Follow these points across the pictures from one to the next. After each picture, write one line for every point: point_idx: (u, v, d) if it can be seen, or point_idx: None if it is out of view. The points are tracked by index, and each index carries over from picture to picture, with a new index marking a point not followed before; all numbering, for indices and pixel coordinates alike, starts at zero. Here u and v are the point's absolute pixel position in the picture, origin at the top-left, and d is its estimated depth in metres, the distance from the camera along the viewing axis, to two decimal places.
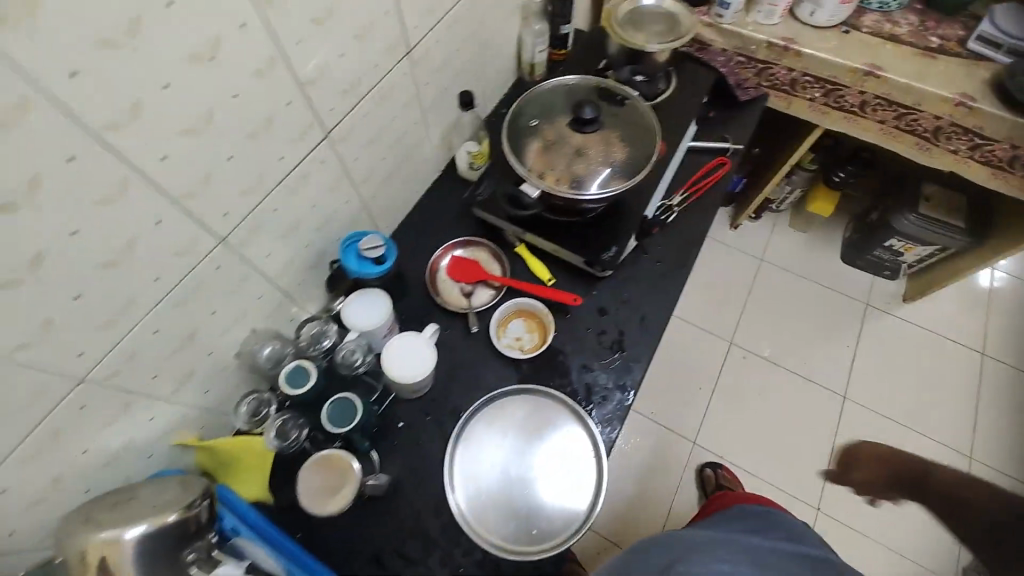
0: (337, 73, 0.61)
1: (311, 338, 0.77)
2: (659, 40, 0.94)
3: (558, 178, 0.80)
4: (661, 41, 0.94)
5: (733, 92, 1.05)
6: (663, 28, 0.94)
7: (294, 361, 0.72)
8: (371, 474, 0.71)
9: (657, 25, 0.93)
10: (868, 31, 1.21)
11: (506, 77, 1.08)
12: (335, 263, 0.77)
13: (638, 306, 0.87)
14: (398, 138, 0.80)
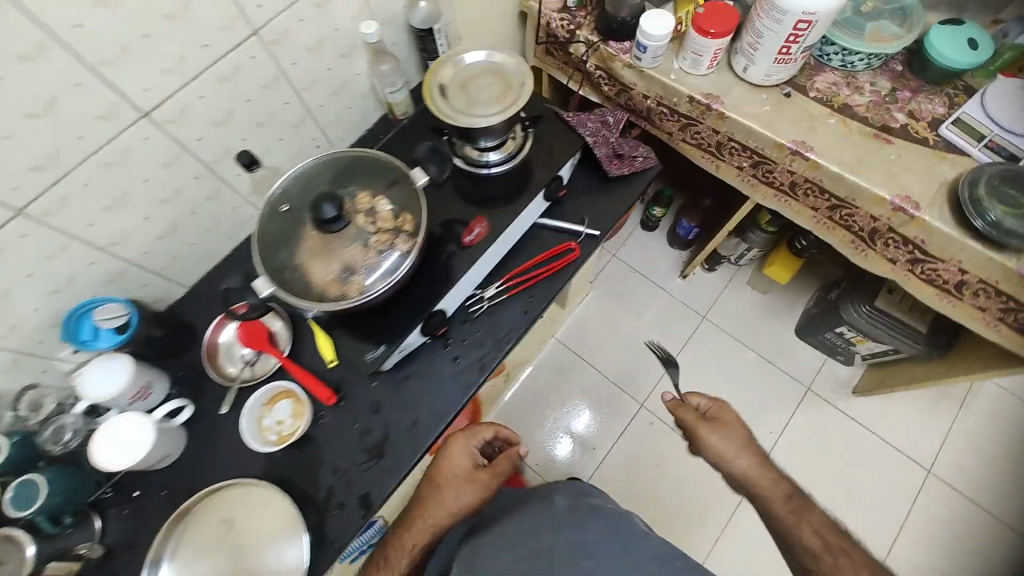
0: (12, 155, 0.57)
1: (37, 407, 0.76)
2: (492, 104, 0.76)
3: (326, 275, 0.72)
4: (495, 104, 0.76)
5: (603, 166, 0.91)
6: (498, 90, 0.77)
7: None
8: (84, 543, 0.73)
9: (489, 87, 0.77)
10: (818, 97, 1.00)
11: (363, 115, 0.98)
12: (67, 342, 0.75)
13: (415, 407, 0.81)
14: (169, 197, 0.76)
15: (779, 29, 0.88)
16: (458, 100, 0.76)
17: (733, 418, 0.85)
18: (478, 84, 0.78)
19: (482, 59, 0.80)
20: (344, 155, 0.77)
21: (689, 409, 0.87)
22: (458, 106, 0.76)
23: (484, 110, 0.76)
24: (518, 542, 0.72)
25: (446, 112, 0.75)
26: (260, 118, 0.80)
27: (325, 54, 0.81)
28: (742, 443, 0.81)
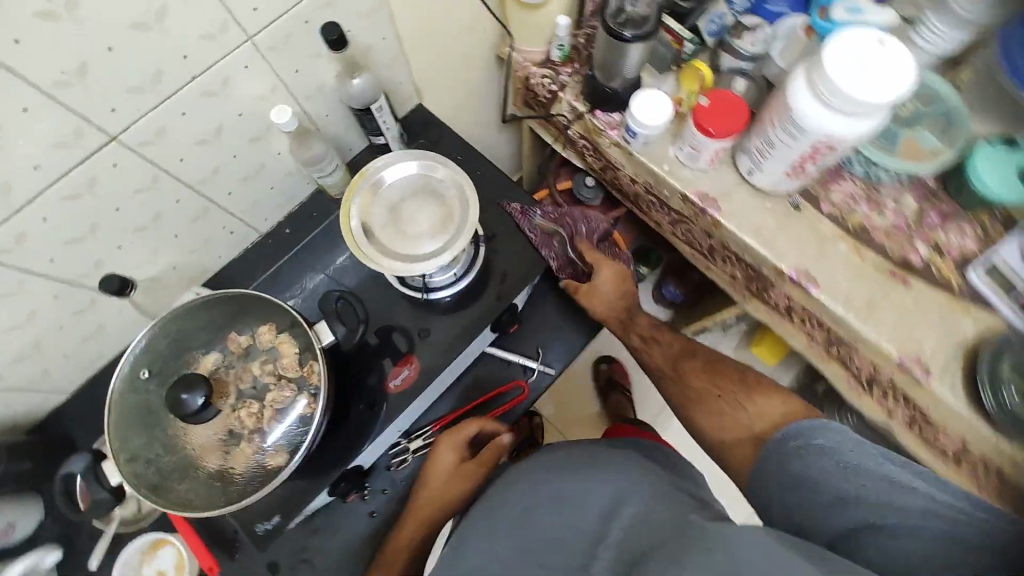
0: None
1: None
2: (430, 233, 0.62)
3: (216, 449, 0.58)
4: (433, 232, 0.62)
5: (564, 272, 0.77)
6: (436, 215, 0.63)
7: None
8: None
9: (424, 215, 0.63)
10: (832, 213, 0.84)
11: (292, 193, 0.81)
12: None
13: (320, 567, 0.71)
14: (21, 321, 0.60)
15: (795, 143, 0.72)
16: (388, 233, 0.62)
17: (612, 281, 0.76)
18: (411, 210, 0.63)
19: (411, 174, 0.65)
20: (218, 298, 0.60)
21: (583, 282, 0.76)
22: (389, 242, 0.62)
23: (424, 245, 0.62)
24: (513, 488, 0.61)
25: (373, 252, 0.60)
26: (142, 222, 0.64)
27: (227, 143, 0.65)
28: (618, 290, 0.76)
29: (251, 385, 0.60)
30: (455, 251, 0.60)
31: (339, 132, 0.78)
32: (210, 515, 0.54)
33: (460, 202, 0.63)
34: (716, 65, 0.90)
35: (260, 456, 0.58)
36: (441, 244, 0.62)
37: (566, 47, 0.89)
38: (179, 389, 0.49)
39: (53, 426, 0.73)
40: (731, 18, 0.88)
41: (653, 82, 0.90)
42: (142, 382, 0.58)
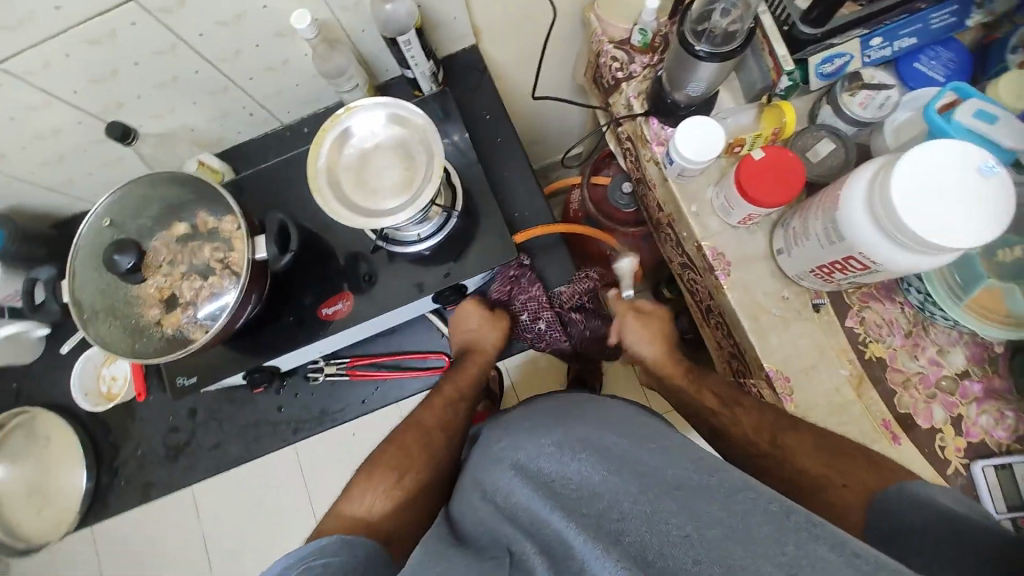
0: None
1: None
2: (389, 192, 0.62)
3: (150, 307, 0.64)
4: (393, 191, 0.62)
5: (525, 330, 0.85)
6: (400, 176, 0.62)
7: None
8: None
9: (389, 173, 0.62)
10: (854, 330, 0.73)
11: (320, 94, 0.82)
12: None
13: (226, 429, 0.80)
14: (49, 134, 0.69)
15: (827, 246, 0.61)
16: (350, 178, 0.62)
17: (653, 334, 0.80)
18: (378, 160, 0.63)
19: (387, 124, 0.64)
20: (182, 174, 0.64)
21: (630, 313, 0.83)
22: (349, 187, 0.62)
23: (381, 199, 0.61)
24: (545, 441, 0.59)
25: (328, 193, 0.61)
26: (161, 81, 0.67)
27: (249, 32, 0.65)
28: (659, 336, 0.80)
29: (198, 263, 0.65)
30: (405, 214, 0.59)
31: (373, 50, 0.76)
32: (130, 359, 0.62)
33: (427, 165, 0.61)
34: (813, 116, 0.75)
35: (185, 326, 0.64)
36: (397, 204, 0.61)
37: (649, 34, 0.78)
38: (113, 250, 0.55)
39: (77, 225, 0.86)
40: (856, 66, 0.71)
41: (730, 108, 0.78)
42: (101, 230, 0.64)
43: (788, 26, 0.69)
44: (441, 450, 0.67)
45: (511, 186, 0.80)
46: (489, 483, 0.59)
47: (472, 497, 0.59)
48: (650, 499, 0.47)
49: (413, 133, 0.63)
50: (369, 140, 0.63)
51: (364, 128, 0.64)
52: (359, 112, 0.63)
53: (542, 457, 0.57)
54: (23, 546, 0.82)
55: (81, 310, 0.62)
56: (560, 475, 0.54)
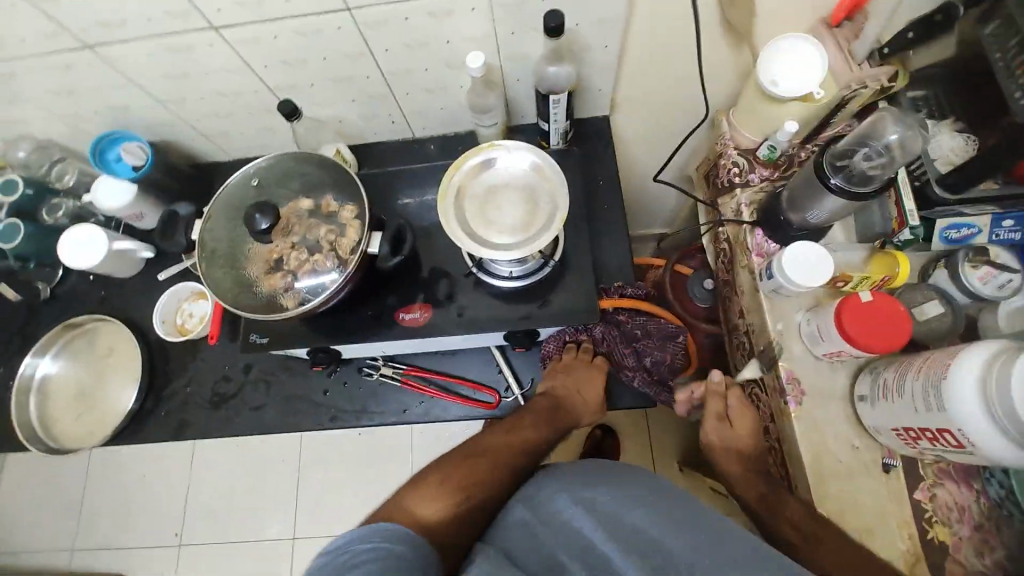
0: (87, 3, 0.60)
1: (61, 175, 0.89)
2: (506, 229, 0.65)
3: (260, 265, 0.69)
4: (510, 230, 0.65)
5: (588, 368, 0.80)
6: (522, 217, 0.66)
7: (14, 176, 0.86)
8: (43, 282, 0.88)
9: (512, 212, 0.66)
10: (922, 503, 0.68)
11: (459, 120, 0.88)
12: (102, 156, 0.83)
13: (271, 395, 0.83)
14: (228, 93, 0.77)
15: (923, 411, 0.58)
16: (474, 204, 0.66)
17: (749, 432, 0.77)
18: (504, 197, 0.67)
19: (523, 168, 0.68)
20: (329, 158, 0.69)
21: (718, 401, 0.80)
22: (471, 212, 0.66)
23: (495, 231, 0.65)
24: (601, 488, 0.61)
25: (451, 215, 0.65)
26: (336, 76, 0.75)
27: (427, 57, 0.73)
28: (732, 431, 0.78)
29: (310, 239, 0.69)
30: (515, 255, 0.63)
31: (520, 97, 0.83)
32: (227, 306, 0.66)
33: (548, 216, 0.65)
34: (925, 274, 0.75)
35: (282, 291, 0.68)
36: (510, 241, 0.64)
37: (777, 151, 0.80)
38: (255, 208, 0.60)
39: (209, 171, 0.94)
40: (981, 240, 0.71)
41: (840, 242, 0.78)
42: (247, 186, 0.71)
43: (920, 182, 0.71)
44: (500, 481, 0.64)
45: (602, 253, 0.83)
46: (545, 513, 0.61)
47: (522, 517, 0.62)
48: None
49: (544, 183, 0.67)
50: (503, 177, 0.68)
51: (502, 165, 0.68)
52: (505, 150, 0.68)
53: (607, 505, 0.60)
54: (54, 446, 0.85)
55: (204, 250, 0.67)
56: (616, 526, 0.57)
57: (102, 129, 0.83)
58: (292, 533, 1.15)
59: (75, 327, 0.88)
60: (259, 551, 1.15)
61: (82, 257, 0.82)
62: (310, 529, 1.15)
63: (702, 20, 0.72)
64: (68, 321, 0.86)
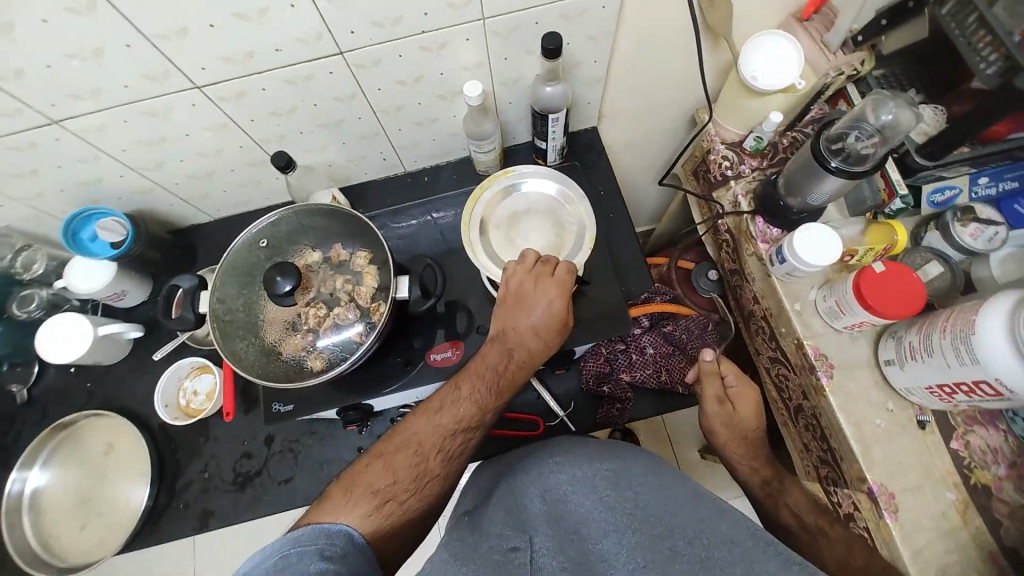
0: (57, 79, 0.55)
1: (26, 264, 0.82)
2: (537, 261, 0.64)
3: (276, 330, 0.64)
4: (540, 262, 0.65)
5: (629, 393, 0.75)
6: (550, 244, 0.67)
7: None
8: (19, 383, 0.80)
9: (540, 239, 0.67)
10: (957, 451, 0.72)
11: (452, 150, 0.87)
12: (74, 238, 0.77)
13: (299, 463, 0.77)
14: (210, 153, 0.73)
15: (956, 366, 0.62)
16: (500, 233, 0.67)
17: (751, 410, 0.70)
18: (530, 224, 0.68)
19: (545, 195, 0.70)
20: (344, 205, 0.67)
21: (715, 382, 0.71)
22: (498, 241, 0.67)
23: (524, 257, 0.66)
24: (602, 466, 0.60)
25: (479, 245, 0.67)
26: (326, 122, 0.73)
27: (419, 91, 0.71)
28: (730, 411, 0.70)
29: (327, 292, 0.66)
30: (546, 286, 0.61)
31: (512, 119, 0.83)
32: (252, 378, 0.61)
33: (574, 240, 0.67)
34: (917, 237, 0.80)
35: (305, 354, 0.64)
36: None
37: (764, 142, 0.83)
38: (275, 271, 0.57)
39: (189, 234, 0.89)
40: (964, 199, 0.77)
41: (837, 219, 0.82)
42: (253, 246, 0.66)
43: (900, 154, 0.77)
44: (439, 465, 0.56)
45: (621, 263, 0.78)
46: (541, 486, 0.60)
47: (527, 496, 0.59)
48: (705, 546, 0.50)
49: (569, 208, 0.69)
50: (528, 204, 0.69)
51: (523, 193, 0.70)
52: (528, 179, 0.69)
53: (599, 481, 0.58)
54: (60, 565, 0.76)
55: (216, 320, 0.62)
56: (611, 498, 0.56)
57: (69, 208, 0.76)
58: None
59: (67, 427, 0.79)
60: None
61: (64, 350, 0.74)
62: None
63: (683, 26, 0.75)
64: (59, 422, 0.78)
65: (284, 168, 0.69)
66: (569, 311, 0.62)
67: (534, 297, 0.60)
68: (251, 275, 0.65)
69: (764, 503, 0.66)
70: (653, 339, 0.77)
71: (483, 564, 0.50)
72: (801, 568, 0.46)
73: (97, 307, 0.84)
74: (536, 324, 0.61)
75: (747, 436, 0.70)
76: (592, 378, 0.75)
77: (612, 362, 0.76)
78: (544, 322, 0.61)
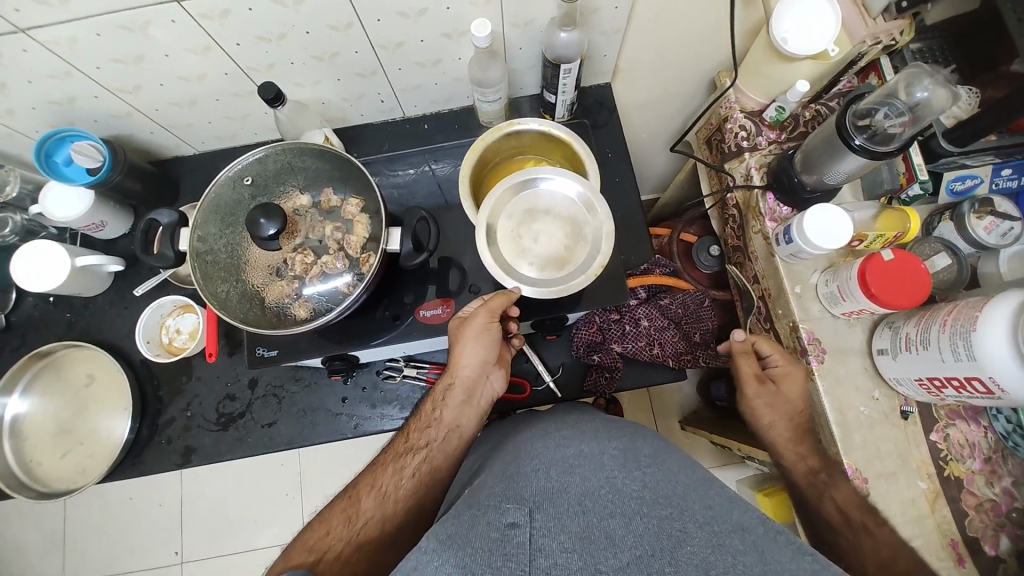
0: None
1: None
2: (539, 266, 0.59)
3: (260, 280, 0.61)
4: (543, 264, 0.59)
5: (621, 366, 0.73)
6: (557, 247, 0.59)
7: None
8: None
9: (545, 234, 0.60)
10: (935, 442, 0.72)
11: (454, 96, 0.82)
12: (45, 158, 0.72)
13: (284, 408, 0.77)
14: (192, 78, 0.67)
15: (949, 361, 0.61)
16: (508, 226, 0.60)
17: (791, 391, 0.73)
18: (542, 219, 0.60)
19: (575, 202, 0.60)
20: (340, 149, 0.63)
21: (752, 361, 0.74)
22: (502, 236, 0.60)
23: (518, 260, 0.59)
24: (609, 445, 0.61)
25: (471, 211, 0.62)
26: (318, 53, 0.67)
27: (422, 28, 0.66)
28: (772, 402, 0.73)
29: (317, 239, 0.63)
30: (540, 295, 0.57)
31: (520, 67, 0.77)
32: (235, 322, 0.59)
33: (581, 248, 0.59)
34: (930, 226, 0.77)
35: (289, 303, 0.62)
36: (534, 270, 0.59)
37: (785, 113, 0.79)
38: (260, 212, 0.53)
39: (170, 166, 0.84)
40: (983, 190, 0.74)
41: (850, 202, 0.79)
42: (237, 182, 0.62)
43: (925, 137, 0.73)
44: (371, 505, 0.56)
45: (621, 231, 0.76)
46: (541, 459, 0.59)
47: (532, 463, 0.59)
48: (716, 533, 0.50)
49: (587, 210, 0.59)
50: (542, 192, 0.61)
51: (552, 190, 0.61)
52: (563, 176, 0.59)
53: (606, 456, 0.59)
54: (42, 489, 0.76)
55: (198, 260, 0.60)
56: (619, 477, 0.56)
57: (43, 129, 0.71)
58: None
59: (46, 355, 0.78)
60: (265, 554, 1.16)
61: (40, 278, 0.72)
62: None
63: None
64: (38, 351, 0.76)
65: (272, 101, 0.64)
66: (496, 335, 0.62)
67: (463, 337, 0.62)
68: (235, 213, 0.61)
69: (807, 491, 0.71)
70: (649, 310, 0.74)
71: (479, 545, 0.47)
72: (815, 560, 0.47)
73: (75, 238, 0.81)
74: (467, 361, 0.63)
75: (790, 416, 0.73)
76: (581, 347, 0.73)
77: (604, 332, 0.73)
78: (481, 359, 0.63)
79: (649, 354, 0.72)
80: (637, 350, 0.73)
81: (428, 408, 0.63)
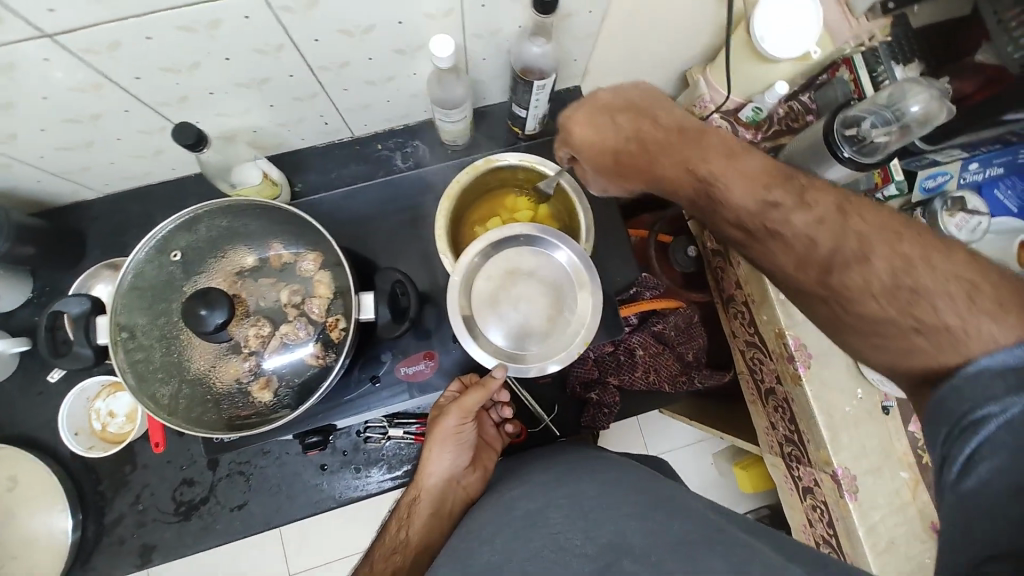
0: None
1: None
2: (521, 340, 0.55)
3: (204, 374, 0.51)
4: (526, 337, 0.55)
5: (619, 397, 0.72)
6: (536, 318, 0.55)
7: None
8: None
9: (523, 306, 0.55)
10: (911, 431, 0.75)
11: (411, 112, 0.72)
12: None
13: (254, 486, 0.69)
14: (82, 118, 0.54)
15: None
16: (484, 287, 0.56)
17: (597, 132, 0.51)
18: (523, 287, 0.56)
19: (559, 268, 0.56)
20: (285, 205, 0.53)
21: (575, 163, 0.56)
22: (479, 297, 0.55)
23: (497, 331, 0.55)
24: (555, 495, 0.52)
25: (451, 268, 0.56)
26: (246, 80, 0.56)
27: (370, 44, 0.55)
28: (606, 164, 0.52)
29: (267, 305, 0.53)
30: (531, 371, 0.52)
31: (484, 77, 0.68)
32: (182, 430, 0.50)
33: (562, 320, 0.55)
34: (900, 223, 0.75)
35: (245, 395, 0.52)
36: (510, 341, 0.55)
37: (763, 113, 0.73)
38: (196, 301, 0.44)
39: (71, 216, 0.70)
40: (953, 186, 0.73)
41: None
42: (164, 258, 0.52)
43: None
44: None
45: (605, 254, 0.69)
46: (495, 525, 0.50)
47: (491, 529, 0.50)
48: (654, 562, 0.41)
49: (569, 284, 0.56)
50: (525, 262, 0.57)
51: (536, 254, 0.57)
52: (550, 237, 0.55)
53: (553, 510, 0.49)
54: None
55: (121, 349, 0.49)
56: (566, 532, 0.46)
57: None
58: (285, 572, 1.10)
59: None
60: None
61: None
62: (305, 566, 1.10)
63: None
64: None
65: (196, 146, 0.52)
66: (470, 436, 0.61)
67: (437, 436, 0.60)
68: (166, 294, 0.51)
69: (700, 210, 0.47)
70: (643, 338, 0.73)
71: None
72: None
73: None
74: (440, 471, 0.60)
75: (637, 131, 0.49)
76: (576, 381, 0.72)
77: (601, 365, 0.72)
78: (452, 464, 0.61)
79: (647, 382, 0.72)
80: (634, 379, 0.72)
81: (394, 528, 0.59)
